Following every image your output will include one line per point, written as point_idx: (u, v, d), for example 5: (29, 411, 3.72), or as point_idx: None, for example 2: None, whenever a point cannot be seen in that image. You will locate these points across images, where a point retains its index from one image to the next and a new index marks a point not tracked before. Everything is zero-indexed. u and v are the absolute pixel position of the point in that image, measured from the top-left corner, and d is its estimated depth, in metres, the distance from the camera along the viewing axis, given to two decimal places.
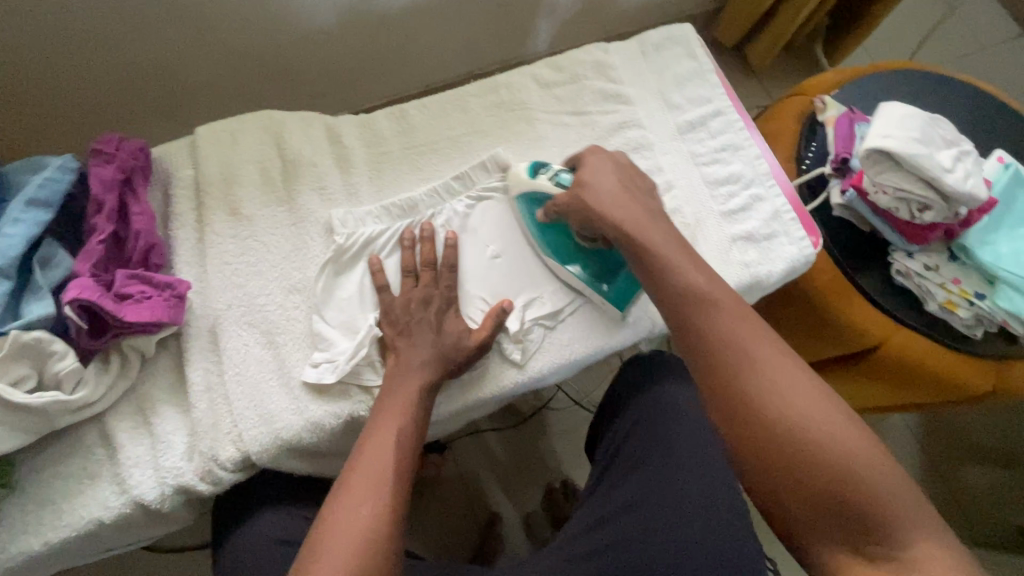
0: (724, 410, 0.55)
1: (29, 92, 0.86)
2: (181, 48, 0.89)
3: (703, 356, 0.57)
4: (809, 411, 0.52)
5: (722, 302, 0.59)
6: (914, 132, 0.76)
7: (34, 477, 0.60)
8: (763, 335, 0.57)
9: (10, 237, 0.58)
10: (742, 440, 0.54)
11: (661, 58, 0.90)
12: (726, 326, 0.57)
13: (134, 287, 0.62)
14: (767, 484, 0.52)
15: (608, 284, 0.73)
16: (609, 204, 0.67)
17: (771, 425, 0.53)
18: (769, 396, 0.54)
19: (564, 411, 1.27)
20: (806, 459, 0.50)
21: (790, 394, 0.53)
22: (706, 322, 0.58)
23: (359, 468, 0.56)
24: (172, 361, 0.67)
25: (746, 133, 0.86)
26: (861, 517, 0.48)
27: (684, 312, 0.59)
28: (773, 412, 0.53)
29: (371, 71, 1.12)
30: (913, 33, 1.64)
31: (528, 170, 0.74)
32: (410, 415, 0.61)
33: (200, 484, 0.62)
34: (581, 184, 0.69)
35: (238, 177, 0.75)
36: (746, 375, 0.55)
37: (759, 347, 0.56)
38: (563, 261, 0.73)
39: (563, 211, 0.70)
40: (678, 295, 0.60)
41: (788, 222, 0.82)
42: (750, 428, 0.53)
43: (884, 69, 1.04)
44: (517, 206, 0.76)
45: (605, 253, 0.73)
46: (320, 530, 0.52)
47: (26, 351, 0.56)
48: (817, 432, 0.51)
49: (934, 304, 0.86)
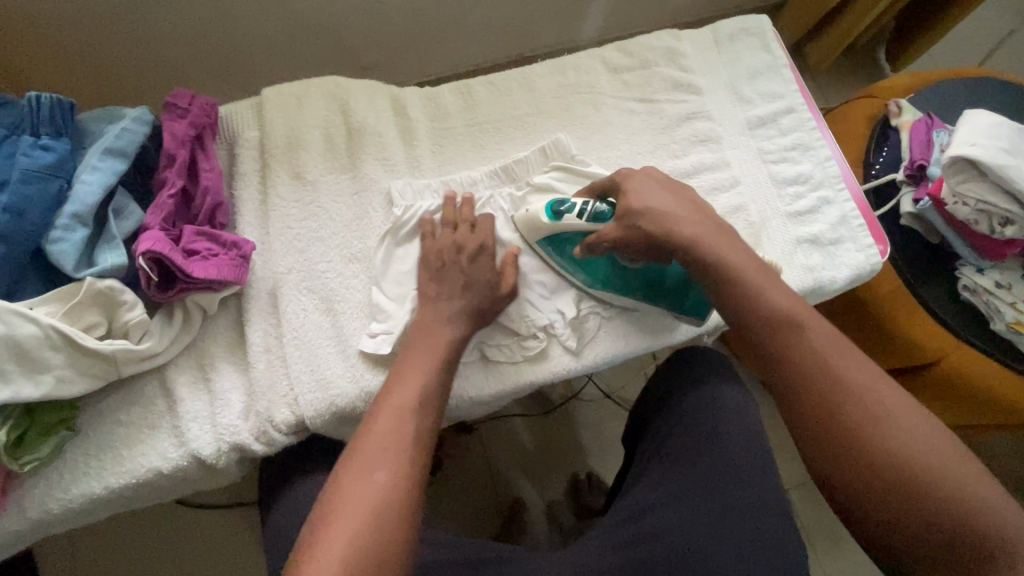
0: (862, 499, 0.46)
1: (96, 44, 0.86)
2: (246, 9, 0.88)
3: (793, 378, 0.50)
4: (927, 443, 0.46)
5: (812, 321, 0.52)
6: (1002, 143, 0.73)
7: (96, 424, 0.61)
8: (859, 360, 0.50)
9: (88, 184, 0.58)
10: (836, 464, 0.47)
11: (734, 49, 0.87)
12: (820, 349, 0.50)
13: (201, 243, 0.62)
14: (864, 510, 0.46)
15: (680, 299, 0.69)
16: (662, 214, 0.60)
17: (887, 466, 0.45)
18: (888, 442, 0.46)
19: (593, 403, 1.26)
20: (925, 499, 0.44)
21: (905, 427, 0.46)
22: (795, 343, 0.51)
23: (374, 433, 0.52)
24: (232, 320, 0.67)
25: (818, 133, 0.83)
26: (990, 558, 0.42)
27: (779, 331, 0.52)
28: (886, 449, 0.46)
29: (426, 46, 1.11)
30: (982, 41, 1.57)
31: (546, 213, 0.68)
32: (432, 376, 0.58)
33: (255, 443, 0.63)
34: (629, 214, 0.61)
35: (303, 142, 0.74)
36: (853, 411, 0.48)
37: (861, 377, 0.49)
38: (623, 294, 0.69)
39: (612, 247, 0.64)
40: (767, 311, 0.53)
41: (856, 228, 0.79)
42: (869, 480, 0.46)
43: (962, 75, 0.99)
44: (549, 253, 0.71)
45: (663, 274, 0.68)
46: (329, 497, 0.49)
47: (99, 298, 0.56)
48: (930, 470, 0.45)
49: (1002, 323, 0.82)
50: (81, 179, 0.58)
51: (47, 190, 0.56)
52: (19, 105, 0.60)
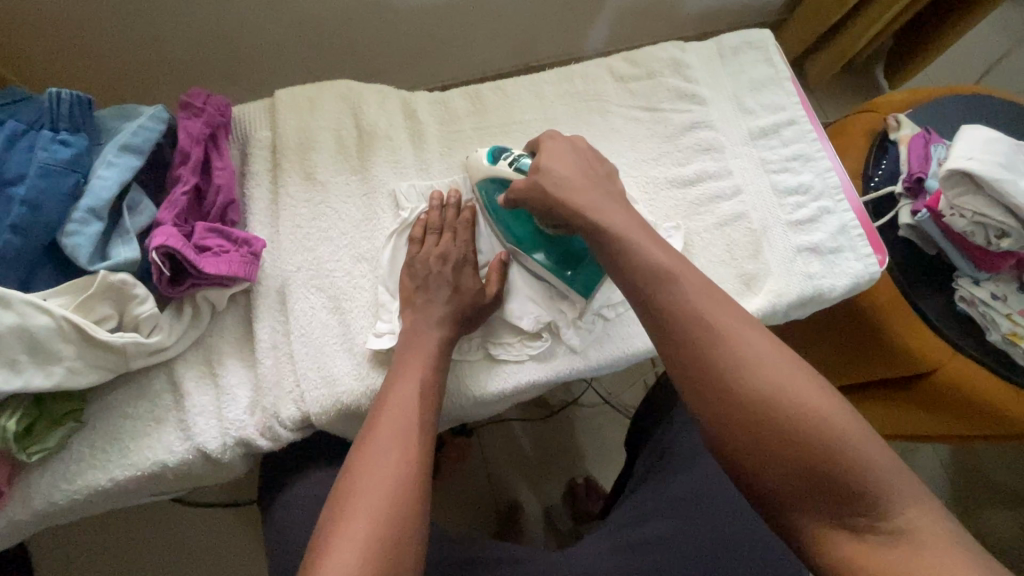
0: (734, 442, 0.46)
1: (112, 46, 0.88)
2: (260, 14, 0.90)
3: (670, 332, 0.50)
4: (791, 384, 0.46)
5: (687, 274, 0.52)
6: (998, 157, 0.74)
7: (104, 416, 0.61)
8: (736, 311, 0.50)
9: (104, 179, 0.59)
10: (712, 412, 0.47)
11: (737, 61, 0.89)
12: (694, 301, 0.50)
13: (213, 240, 0.63)
14: (738, 455, 0.46)
15: (572, 270, 0.70)
16: (561, 177, 0.62)
17: (751, 406, 0.46)
18: (756, 387, 0.46)
19: (593, 409, 1.26)
20: (790, 438, 0.44)
21: (772, 372, 0.46)
22: (670, 295, 0.51)
23: (385, 420, 0.55)
24: (240, 317, 0.68)
25: (819, 144, 0.85)
26: (855, 496, 0.42)
27: (655, 287, 0.52)
28: (750, 392, 0.46)
29: (434, 54, 1.13)
30: (979, 61, 1.60)
31: (487, 157, 0.71)
32: (435, 369, 0.61)
33: (260, 438, 0.63)
34: (535, 170, 0.64)
35: (315, 144, 0.75)
36: (721, 357, 0.47)
37: (731, 324, 0.49)
38: (527, 249, 0.71)
39: (517, 200, 0.65)
40: (645, 267, 0.53)
41: (855, 237, 0.80)
42: (737, 424, 0.46)
43: (959, 92, 1.02)
44: (478, 194, 0.73)
45: (566, 239, 0.69)
46: (348, 478, 0.51)
47: (112, 292, 0.57)
48: (794, 409, 0.45)
49: (998, 335, 0.83)
50: (97, 174, 0.59)
51: (65, 184, 0.57)
52: (39, 101, 0.61)
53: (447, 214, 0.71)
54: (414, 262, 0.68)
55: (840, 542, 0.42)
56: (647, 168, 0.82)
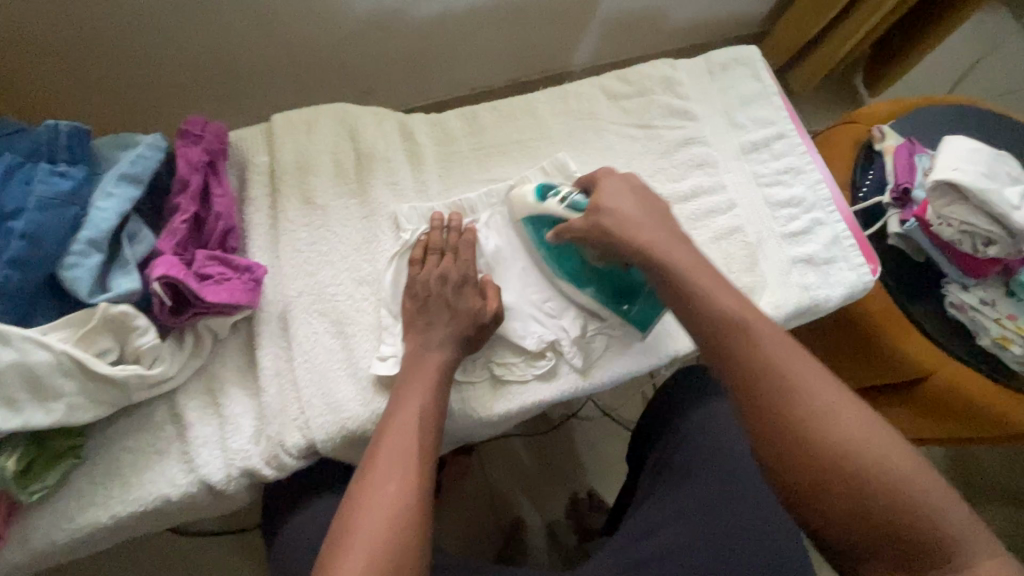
0: (806, 493, 0.48)
1: (104, 74, 0.87)
2: (254, 36, 0.90)
3: (741, 383, 0.52)
4: (870, 440, 0.47)
5: (759, 325, 0.55)
6: (982, 167, 0.77)
7: (104, 451, 0.60)
8: (810, 365, 0.52)
9: (103, 210, 0.58)
10: (784, 464, 0.49)
11: (726, 77, 0.91)
12: (770, 357, 0.52)
13: (214, 268, 0.62)
14: (808, 508, 0.48)
15: (628, 306, 0.72)
16: (624, 215, 0.66)
17: (825, 459, 0.47)
18: (831, 439, 0.48)
19: (593, 421, 1.26)
20: (872, 499, 0.45)
21: (852, 430, 0.48)
22: (742, 347, 0.53)
23: (382, 447, 0.55)
24: (242, 344, 0.67)
25: (808, 157, 0.87)
26: (933, 552, 0.44)
27: (727, 338, 0.54)
28: (833, 451, 0.47)
29: (426, 71, 1.14)
30: (953, 70, 1.66)
31: (534, 194, 0.72)
32: (432, 393, 0.60)
33: (266, 468, 0.62)
34: (597, 209, 0.67)
35: (314, 168, 0.75)
36: (802, 414, 0.49)
37: (805, 376, 0.51)
38: (579, 286, 0.72)
39: (578, 238, 0.68)
40: (715, 319, 0.56)
41: (848, 248, 0.82)
42: (809, 476, 0.48)
43: (939, 102, 1.05)
44: (524, 230, 0.74)
45: (621, 274, 0.71)
46: (347, 511, 0.51)
47: (112, 324, 0.56)
48: (868, 461, 0.46)
49: (987, 338, 0.86)
50: (96, 205, 0.58)
51: (64, 216, 0.56)
52: (35, 132, 0.60)
53: (448, 236, 0.71)
54: (416, 283, 0.68)
55: None
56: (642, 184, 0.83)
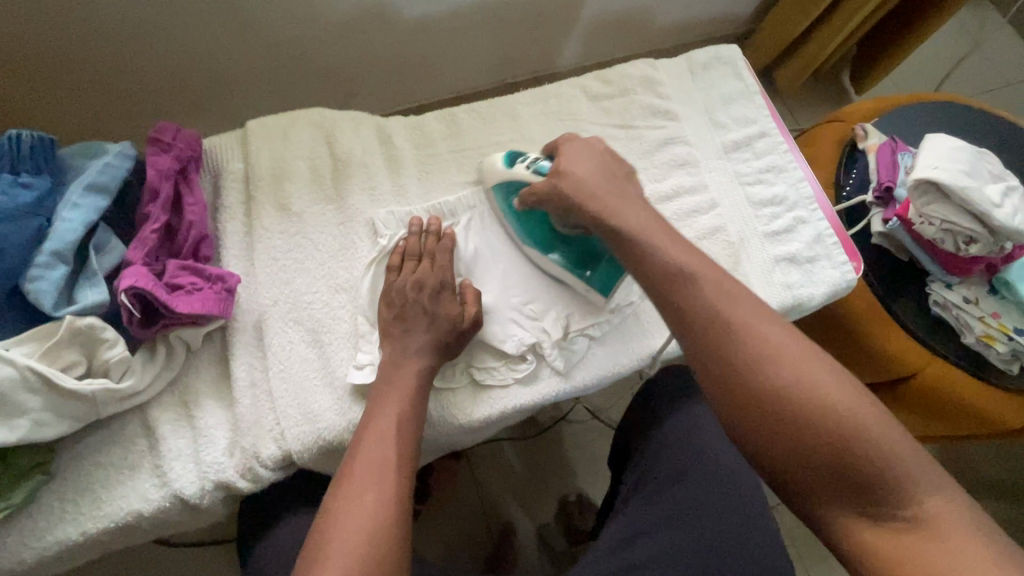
0: (754, 432, 0.48)
1: (78, 82, 0.86)
2: (230, 40, 0.89)
3: (688, 330, 0.52)
4: (813, 376, 0.47)
5: (705, 271, 0.54)
6: (962, 165, 0.77)
7: (74, 466, 0.59)
8: (751, 301, 0.52)
9: (68, 221, 0.57)
10: (732, 406, 0.49)
11: (708, 77, 0.90)
12: (712, 295, 0.52)
13: (185, 278, 0.61)
14: (758, 448, 0.48)
15: (591, 271, 0.72)
16: (583, 180, 0.65)
17: (771, 398, 0.47)
18: (775, 378, 0.48)
19: (582, 423, 1.26)
20: (810, 427, 0.45)
21: (792, 361, 0.48)
22: (685, 295, 0.53)
23: (362, 455, 0.54)
24: (216, 355, 0.66)
25: (790, 156, 0.86)
26: (882, 485, 0.43)
27: (673, 286, 0.54)
28: (773, 383, 0.47)
29: (409, 73, 1.13)
30: (939, 66, 1.66)
31: (504, 161, 0.73)
32: (410, 401, 0.60)
33: (241, 480, 0.61)
34: (558, 173, 0.66)
35: (289, 174, 0.74)
36: (742, 350, 0.49)
37: (750, 319, 0.51)
38: (544, 250, 0.73)
39: (539, 200, 0.68)
40: (662, 268, 0.55)
41: (830, 247, 0.82)
42: (755, 416, 0.48)
43: (922, 100, 1.05)
44: (494, 197, 0.75)
45: (584, 241, 0.71)
46: (324, 521, 0.50)
47: (80, 337, 0.55)
48: (811, 396, 0.46)
49: (972, 336, 0.86)
50: (61, 216, 0.57)
51: (28, 228, 0.55)
52: None
53: (425, 241, 0.70)
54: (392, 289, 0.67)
55: (872, 541, 0.43)
56: None
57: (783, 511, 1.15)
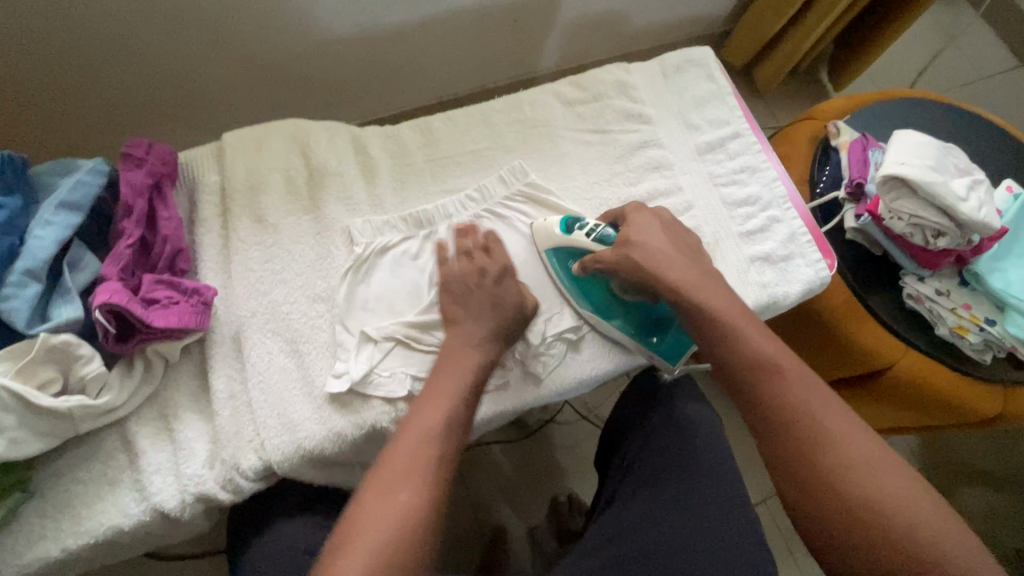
0: (830, 532, 0.52)
1: (54, 100, 0.86)
2: (206, 54, 0.89)
3: (775, 427, 0.57)
4: (899, 494, 0.52)
5: (796, 375, 0.58)
6: (928, 160, 0.78)
7: (52, 483, 0.59)
8: (834, 403, 0.57)
9: (41, 239, 0.57)
10: (814, 506, 0.53)
11: (681, 79, 0.91)
12: (800, 396, 0.57)
13: (162, 291, 0.61)
14: (834, 548, 0.52)
15: (658, 337, 0.73)
16: (653, 251, 0.69)
17: (853, 505, 0.52)
18: (859, 487, 0.52)
19: (570, 424, 1.27)
20: (891, 541, 0.50)
21: (870, 468, 0.53)
22: (777, 394, 0.57)
23: (407, 450, 0.54)
24: (195, 368, 0.67)
25: (763, 155, 0.87)
26: None
27: (764, 384, 0.58)
28: (853, 488, 0.52)
29: (389, 81, 1.13)
30: (915, 61, 1.68)
31: (561, 226, 0.74)
32: (461, 400, 0.59)
33: (221, 492, 0.62)
34: (627, 243, 0.70)
35: (265, 186, 0.75)
36: (824, 449, 0.54)
37: (838, 427, 0.55)
38: (607, 317, 0.73)
39: (607, 266, 0.71)
40: (753, 366, 0.60)
41: (804, 244, 0.83)
42: (835, 519, 0.52)
43: (893, 96, 1.07)
44: (548, 262, 0.75)
45: (648, 307, 0.73)
46: (357, 507, 0.51)
47: (55, 354, 0.55)
48: (893, 511, 0.51)
49: (945, 328, 0.87)
50: (33, 234, 0.57)
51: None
52: None
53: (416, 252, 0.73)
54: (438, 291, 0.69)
55: None
56: (599, 190, 0.83)
57: (770, 504, 1.16)
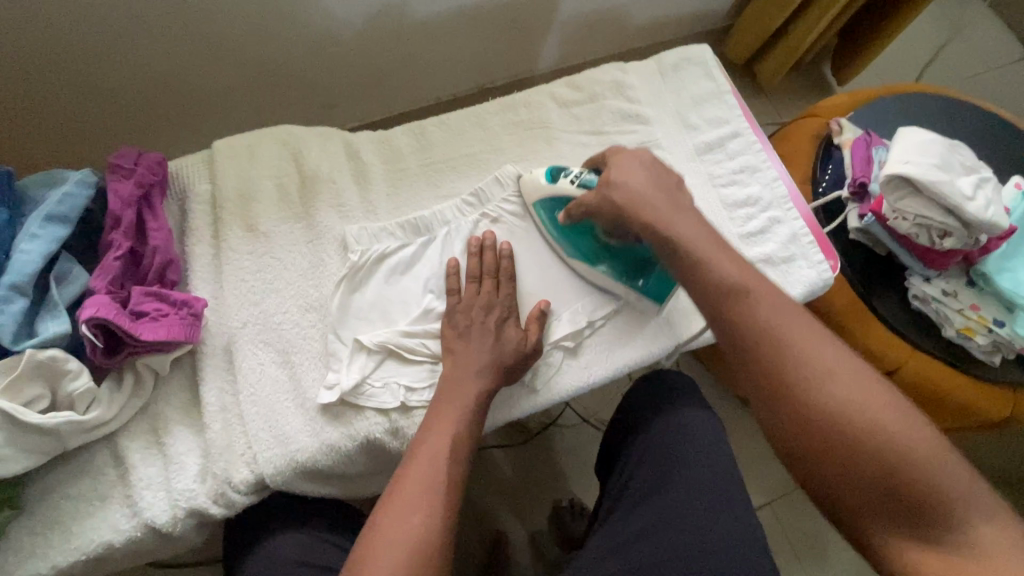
0: (799, 445, 0.50)
1: (46, 109, 0.85)
2: (198, 58, 0.88)
3: (741, 346, 0.53)
4: (868, 399, 0.49)
5: (760, 288, 0.55)
6: (933, 158, 0.76)
7: (43, 499, 0.59)
8: (802, 319, 0.54)
9: (27, 253, 0.57)
10: (782, 420, 0.51)
11: (679, 78, 0.90)
12: (765, 311, 0.54)
13: (150, 304, 0.60)
14: (806, 461, 0.50)
15: (642, 280, 0.73)
16: (634, 189, 0.65)
17: (823, 415, 0.49)
18: (827, 395, 0.50)
19: (572, 428, 1.25)
20: (862, 446, 0.48)
21: (840, 382, 0.50)
22: (742, 311, 0.54)
23: (413, 474, 0.54)
24: (187, 380, 0.66)
25: (763, 154, 0.86)
26: (929, 510, 0.45)
27: (729, 303, 0.55)
28: (827, 405, 0.49)
29: (385, 83, 1.12)
30: (920, 54, 1.65)
31: (546, 177, 0.74)
32: (463, 421, 0.60)
33: (213, 507, 0.61)
34: (608, 184, 0.66)
35: (256, 194, 0.74)
36: (794, 367, 0.51)
37: (804, 338, 0.52)
38: (591, 262, 0.74)
39: (589, 211, 0.69)
40: (717, 285, 0.56)
41: (806, 246, 0.81)
42: (805, 431, 0.50)
43: (897, 91, 1.04)
44: (535, 213, 0.76)
45: (634, 250, 0.71)
46: (370, 534, 0.51)
47: (42, 370, 0.55)
48: (862, 416, 0.49)
49: (952, 329, 0.85)
50: (19, 248, 0.57)
51: None
52: None
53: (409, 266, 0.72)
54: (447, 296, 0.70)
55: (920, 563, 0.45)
56: None
57: (776, 508, 1.14)
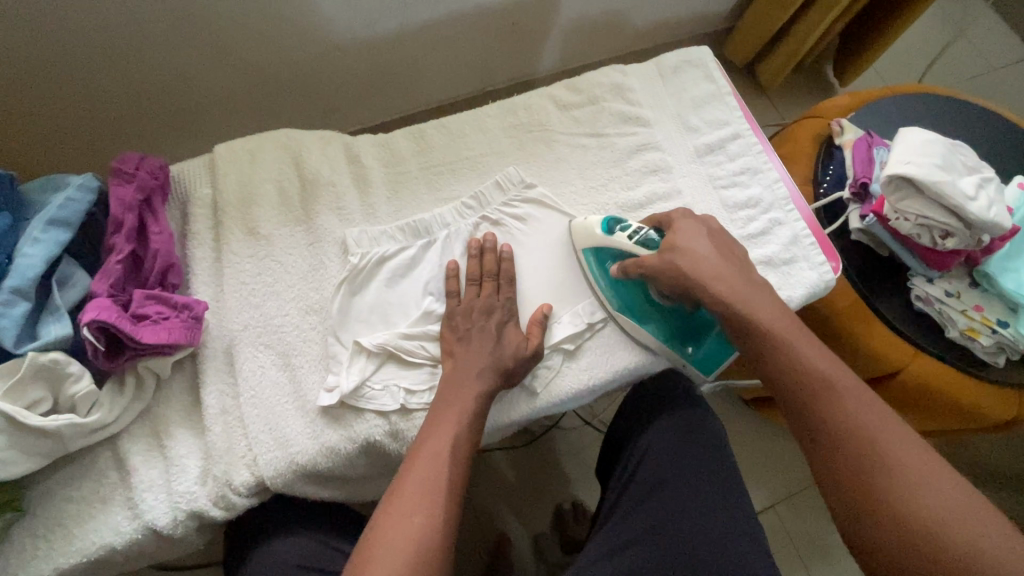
0: (875, 542, 0.49)
1: (49, 114, 0.86)
2: (199, 63, 0.89)
3: (819, 434, 0.55)
4: (956, 509, 0.48)
5: (844, 382, 0.56)
6: (935, 158, 0.76)
7: (45, 501, 0.59)
8: (886, 417, 0.54)
9: (29, 257, 0.57)
10: (858, 514, 0.51)
11: (679, 80, 0.90)
12: (846, 404, 0.55)
13: (152, 307, 0.61)
14: (880, 560, 0.49)
15: (692, 347, 0.75)
16: (701, 257, 0.67)
17: (902, 515, 0.49)
18: (909, 497, 0.49)
19: (574, 430, 1.25)
20: (944, 554, 0.46)
21: (926, 479, 0.50)
22: (822, 400, 0.56)
23: (414, 475, 0.55)
24: (187, 383, 0.66)
25: (764, 156, 0.86)
26: None
27: (809, 391, 0.57)
28: (907, 504, 0.49)
29: (386, 86, 1.13)
30: (922, 55, 1.64)
31: (601, 226, 0.72)
32: (464, 422, 0.60)
33: (213, 509, 0.61)
34: (673, 248, 0.68)
35: (256, 198, 0.74)
36: (875, 460, 0.51)
37: (889, 437, 0.52)
38: (641, 320, 0.73)
39: (649, 272, 0.69)
40: (797, 372, 0.58)
41: (807, 247, 0.81)
42: (882, 529, 0.49)
43: (900, 92, 1.04)
44: (585, 257, 0.75)
45: (690, 316, 0.73)
46: (372, 534, 0.51)
47: (44, 372, 0.55)
48: (947, 523, 0.47)
49: (955, 330, 0.85)
50: (22, 252, 0.57)
51: None
52: None
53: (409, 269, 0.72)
54: (446, 299, 0.70)
55: None
56: (595, 195, 0.82)
57: (778, 510, 1.14)
